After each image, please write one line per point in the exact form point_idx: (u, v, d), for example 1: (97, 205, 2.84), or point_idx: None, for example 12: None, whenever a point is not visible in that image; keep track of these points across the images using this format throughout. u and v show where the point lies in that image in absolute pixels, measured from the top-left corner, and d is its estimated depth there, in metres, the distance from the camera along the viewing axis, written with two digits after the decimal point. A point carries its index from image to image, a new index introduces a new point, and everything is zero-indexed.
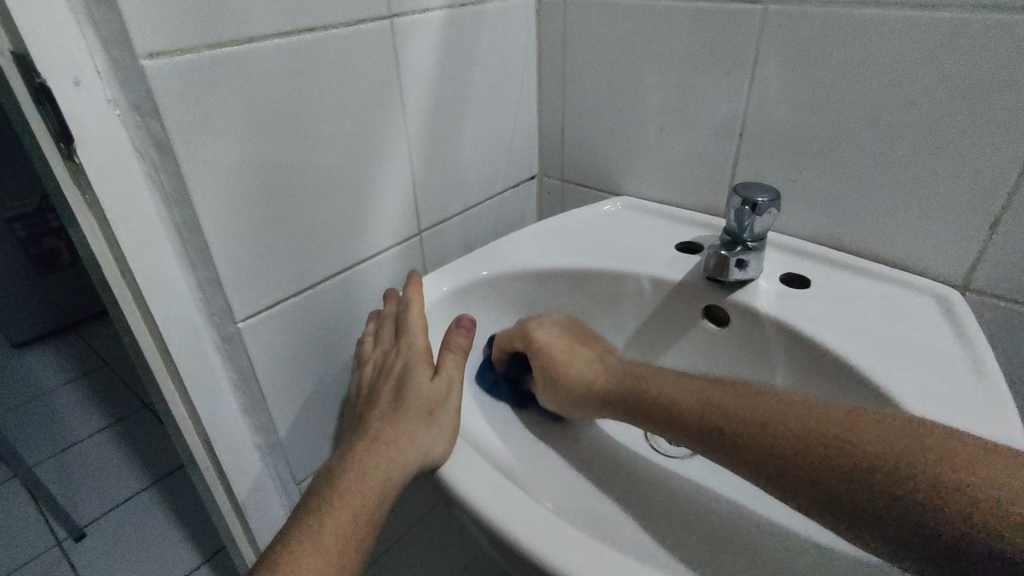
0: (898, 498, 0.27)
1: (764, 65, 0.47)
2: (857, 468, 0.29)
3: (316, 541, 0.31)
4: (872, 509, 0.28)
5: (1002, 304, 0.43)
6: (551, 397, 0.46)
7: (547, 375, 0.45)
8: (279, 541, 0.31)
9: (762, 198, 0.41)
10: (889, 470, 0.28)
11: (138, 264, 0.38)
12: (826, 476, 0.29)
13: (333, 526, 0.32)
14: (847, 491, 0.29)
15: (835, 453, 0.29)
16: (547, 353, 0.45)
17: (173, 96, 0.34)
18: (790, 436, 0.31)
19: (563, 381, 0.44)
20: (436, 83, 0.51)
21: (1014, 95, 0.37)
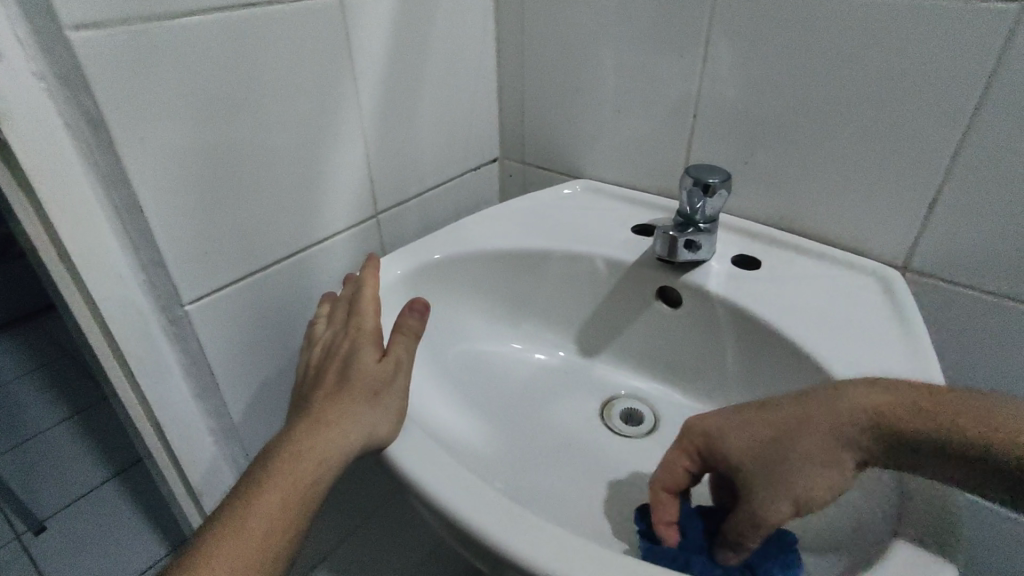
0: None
1: (715, 47, 0.47)
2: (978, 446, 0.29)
3: (247, 519, 0.31)
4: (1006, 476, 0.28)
5: (938, 283, 0.44)
6: (779, 486, 0.30)
7: (769, 456, 0.31)
8: (213, 518, 0.32)
9: (714, 179, 0.42)
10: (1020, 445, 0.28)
11: (76, 246, 0.37)
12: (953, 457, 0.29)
13: (267, 507, 0.32)
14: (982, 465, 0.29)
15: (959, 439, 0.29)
16: (728, 428, 0.33)
17: (104, 73, 0.33)
18: (910, 433, 0.30)
19: (785, 450, 0.31)
20: (390, 64, 0.51)
21: (949, 79, 0.39)
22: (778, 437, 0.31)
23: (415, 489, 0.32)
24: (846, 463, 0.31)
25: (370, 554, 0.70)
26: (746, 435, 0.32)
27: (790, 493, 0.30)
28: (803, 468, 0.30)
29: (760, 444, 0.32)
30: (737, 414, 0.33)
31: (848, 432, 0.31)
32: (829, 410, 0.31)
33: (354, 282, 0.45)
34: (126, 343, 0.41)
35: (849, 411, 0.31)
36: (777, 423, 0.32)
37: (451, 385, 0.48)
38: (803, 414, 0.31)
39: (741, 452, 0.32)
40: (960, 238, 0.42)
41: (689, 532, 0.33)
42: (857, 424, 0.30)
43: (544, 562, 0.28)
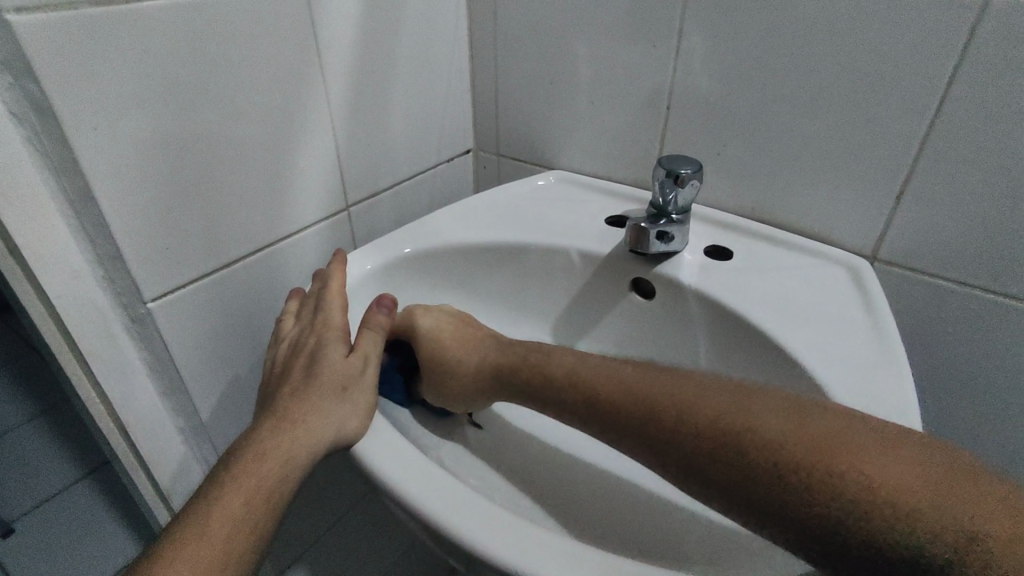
0: (864, 539, 0.25)
1: (688, 37, 0.47)
2: (827, 498, 0.26)
3: (211, 522, 0.30)
4: (837, 544, 0.25)
5: (906, 274, 0.45)
6: (435, 392, 0.43)
7: (430, 367, 0.42)
8: (175, 522, 0.31)
9: (685, 170, 0.42)
10: (862, 515, 0.25)
11: (27, 240, 0.35)
12: (792, 501, 0.26)
13: (232, 506, 0.31)
14: (822, 523, 0.26)
15: (786, 471, 0.27)
16: (430, 341, 0.43)
17: (49, 60, 0.32)
18: (760, 458, 0.28)
19: (450, 373, 0.42)
20: (357, 52, 0.50)
21: (917, 71, 0.39)
22: (441, 359, 0.42)
23: (385, 488, 0.32)
24: (477, 396, 0.42)
25: (347, 550, 0.69)
26: (426, 346, 0.42)
27: (440, 396, 0.43)
28: (447, 386, 0.42)
29: (436, 360, 0.42)
30: (446, 329, 0.43)
31: (488, 373, 0.41)
32: (483, 356, 0.41)
33: (323, 278, 0.45)
34: (84, 342, 0.40)
35: (698, 410, 0.30)
36: (461, 353, 0.42)
37: None
38: (473, 354, 0.42)
39: (424, 357, 0.42)
40: (927, 228, 0.42)
41: (384, 361, 0.45)
42: (489, 371, 0.41)
43: (516, 560, 0.27)
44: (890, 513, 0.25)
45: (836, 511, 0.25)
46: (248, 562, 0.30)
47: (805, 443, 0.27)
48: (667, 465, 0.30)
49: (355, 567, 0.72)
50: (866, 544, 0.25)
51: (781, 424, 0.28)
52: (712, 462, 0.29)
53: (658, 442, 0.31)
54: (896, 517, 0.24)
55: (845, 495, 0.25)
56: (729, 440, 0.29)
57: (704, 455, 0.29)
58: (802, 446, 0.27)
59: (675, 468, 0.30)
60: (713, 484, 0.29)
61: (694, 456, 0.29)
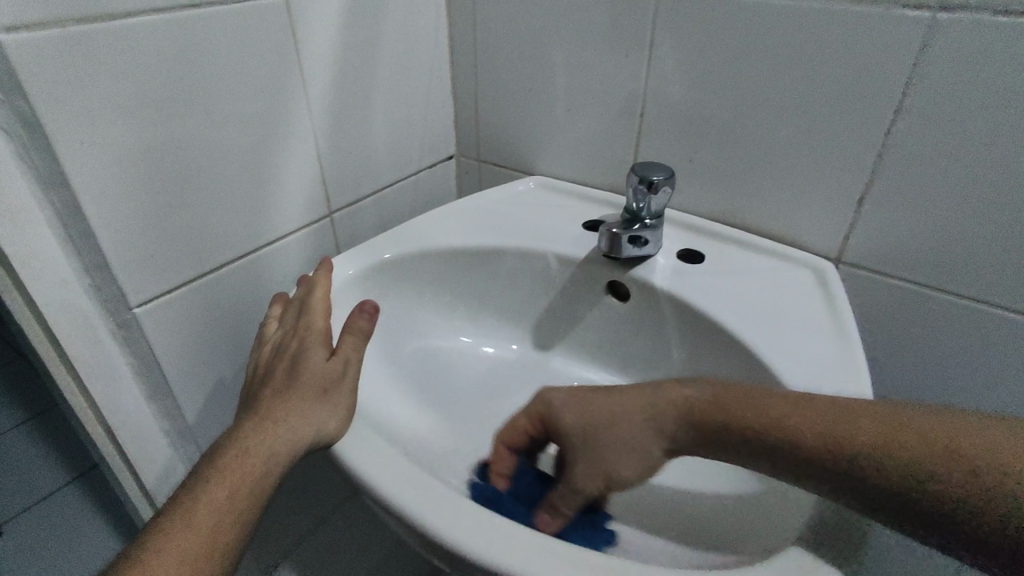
0: (945, 508, 0.27)
1: (659, 47, 0.49)
2: (907, 477, 0.28)
3: (193, 517, 0.31)
4: (965, 532, 0.27)
5: (869, 276, 0.47)
6: (597, 462, 0.36)
7: (585, 429, 0.36)
8: (157, 519, 0.31)
9: (657, 177, 0.43)
10: (940, 487, 0.27)
11: (14, 249, 0.36)
12: (908, 493, 0.28)
13: (213, 502, 0.32)
14: (903, 497, 0.28)
15: (894, 468, 0.28)
16: (571, 404, 0.37)
17: (36, 76, 0.33)
18: (864, 461, 0.29)
19: (610, 432, 0.36)
20: (340, 63, 0.51)
21: (874, 82, 0.41)
22: (596, 417, 0.36)
23: (366, 486, 0.33)
24: (654, 446, 0.35)
25: (333, 550, 0.70)
26: (570, 413, 0.37)
27: (603, 468, 0.36)
28: (614, 447, 0.36)
29: (591, 422, 0.36)
30: (581, 390, 0.38)
31: (665, 417, 0.35)
32: (641, 398, 0.36)
33: (305, 283, 0.46)
34: (71, 348, 0.41)
35: (760, 411, 0.33)
36: (611, 404, 0.36)
37: (405, 382, 0.49)
38: (631, 400, 0.36)
39: (573, 426, 0.37)
40: (886, 232, 0.44)
41: (517, 478, 0.42)
42: (680, 416, 0.35)
43: (488, 550, 0.29)
44: (965, 484, 0.27)
45: (922, 488, 0.28)
46: (229, 556, 0.31)
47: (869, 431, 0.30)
48: (780, 468, 0.32)
49: (342, 566, 0.73)
50: (952, 512, 0.27)
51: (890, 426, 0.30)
52: (823, 468, 0.30)
53: (766, 450, 0.32)
54: (972, 486, 0.27)
55: (925, 472, 0.28)
56: (792, 434, 0.31)
57: (774, 449, 0.32)
58: (869, 434, 0.29)
59: (788, 472, 0.32)
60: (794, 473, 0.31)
61: (767, 450, 0.32)
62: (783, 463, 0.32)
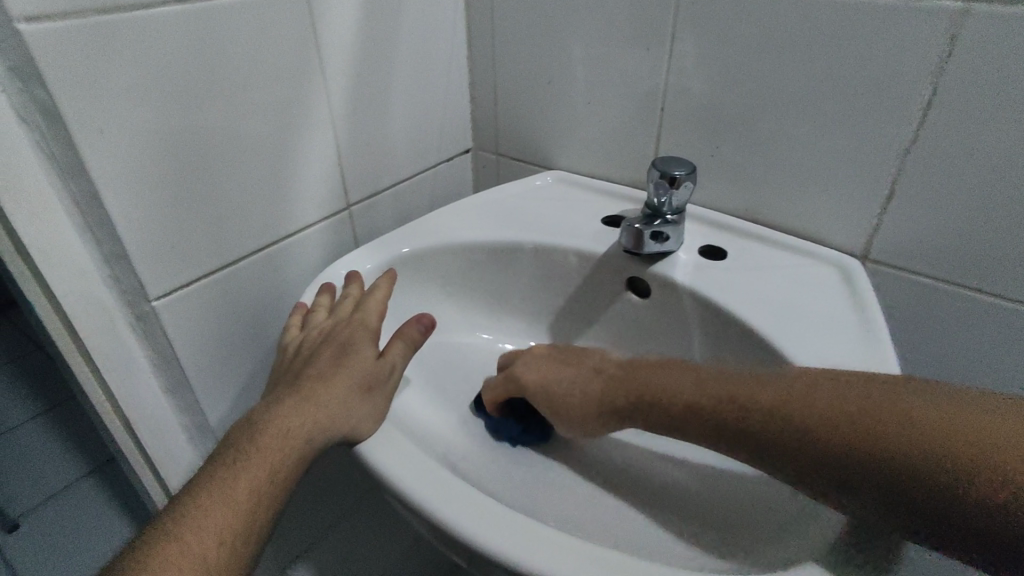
0: (907, 488, 0.28)
1: (681, 40, 0.48)
2: (871, 457, 0.29)
3: (217, 503, 0.30)
4: (913, 511, 0.28)
5: (897, 273, 0.46)
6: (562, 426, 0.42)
7: (547, 405, 0.42)
8: (175, 506, 0.30)
9: (678, 172, 0.43)
10: (904, 467, 0.28)
11: (35, 241, 0.36)
12: (856, 473, 0.29)
13: (248, 479, 0.31)
14: (860, 478, 0.29)
15: (846, 447, 0.29)
16: (544, 387, 0.42)
17: (55, 62, 0.33)
18: (815, 441, 0.30)
19: (569, 408, 0.41)
20: (358, 56, 0.50)
21: (904, 75, 0.40)
22: (554, 395, 0.42)
23: (386, 482, 0.33)
24: (601, 427, 0.40)
25: (350, 546, 0.70)
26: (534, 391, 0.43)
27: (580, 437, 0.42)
28: (570, 421, 0.41)
29: (551, 399, 0.42)
30: (550, 369, 0.43)
31: (608, 409, 0.39)
32: (591, 384, 0.40)
33: (358, 279, 0.45)
34: (91, 340, 0.41)
35: (659, 385, 0.37)
36: (571, 387, 0.41)
37: (422, 377, 0.49)
38: (585, 387, 0.41)
39: (541, 402, 0.42)
40: (915, 228, 0.43)
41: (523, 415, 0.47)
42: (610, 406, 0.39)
43: (514, 550, 0.29)
44: (926, 466, 0.28)
45: (894, 474, 0.28)
46: (247, 548, 0.30)
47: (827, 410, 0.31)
48: (739, 448, 0.33)
49: (358, 562, 0.73)
50: (901, 491, 0.28)
51: (862, 404, 0.30)
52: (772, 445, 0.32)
53: (714, 430, 0.34)
54: (928, 465, 0.28)
55: (889, 452, 0.28)
56: (748, 422, 0.32)
57: (693, 424, 0.35)
58: (827, 415, 0.30)
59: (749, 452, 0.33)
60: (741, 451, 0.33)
61: (662, 426, 0.36)
62: (728, 444, 0.33)
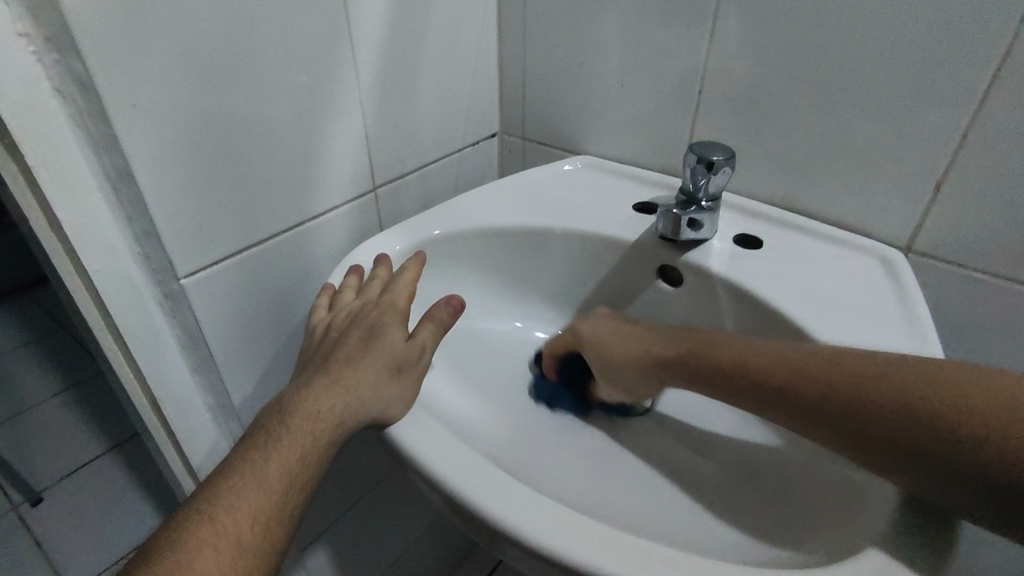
0: (954, 462, 0.26)
1: (723, 21, 0.46)
2: (912, 432, 0.27)
3: (249, 485, 0.30)
4: (930, 470, 0.27)
5: (942, 266, 0.44)
6: (613, 386, 0.43)
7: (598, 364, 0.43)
8: (208, 487, 0.30)
9: (717, 157, 0.41)
10: (952, 444, 0.26)
11: (68, 215, 0.36)
12: (870, 434, 0.29)
13: (279, 462, 0.31)
14: (871, 431, 0.29)
15: (856, 410, 0.29)
16: (594, 345, 0.43)
17: (93, 33, 0.32)
18: (829, 403, 0.30)
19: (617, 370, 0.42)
20: (389, 34, 0.49)
21: (964, 56, 0.38)
22: (603, 356, 0.42)
23: (418, 467, 0.32)
24: (647, 387, 0.41)
25: (368, 529, 0.70)
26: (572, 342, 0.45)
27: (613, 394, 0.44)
28: (620, 382, 0.42)
29: (602, 359, 0.42)
30: (598, 332, 0.43)
31: (655, 373, 0.39)
32: (633, 350, 0.40)
33: (386, 260, 0.44)
34: (121, 317, 0.41)
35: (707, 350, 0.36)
36: (616, 351, 0.41)
37: (450, 363, 0.48)
38: (631, 351, 0.40)
39: (592, 359, 0.43)
40: (963, 220, 0.42)
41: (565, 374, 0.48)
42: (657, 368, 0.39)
43: (550, 538, 0.28)
44: (970, 441, 0.26)
45: (904, 435, 0.28)
46: (280, 529, 0.30)
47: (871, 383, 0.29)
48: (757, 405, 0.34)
49: (375, 547, 0.73)
50: (914, 452, 0.28)
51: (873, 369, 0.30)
52: (787, 403, 0.32)
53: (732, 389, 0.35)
54: (936, 426, 0.27)
55: (931, 429, 0.27)
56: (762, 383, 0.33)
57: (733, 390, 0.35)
58: (870, 387, 0.29)
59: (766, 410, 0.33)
60: (779, 417, 0.33)
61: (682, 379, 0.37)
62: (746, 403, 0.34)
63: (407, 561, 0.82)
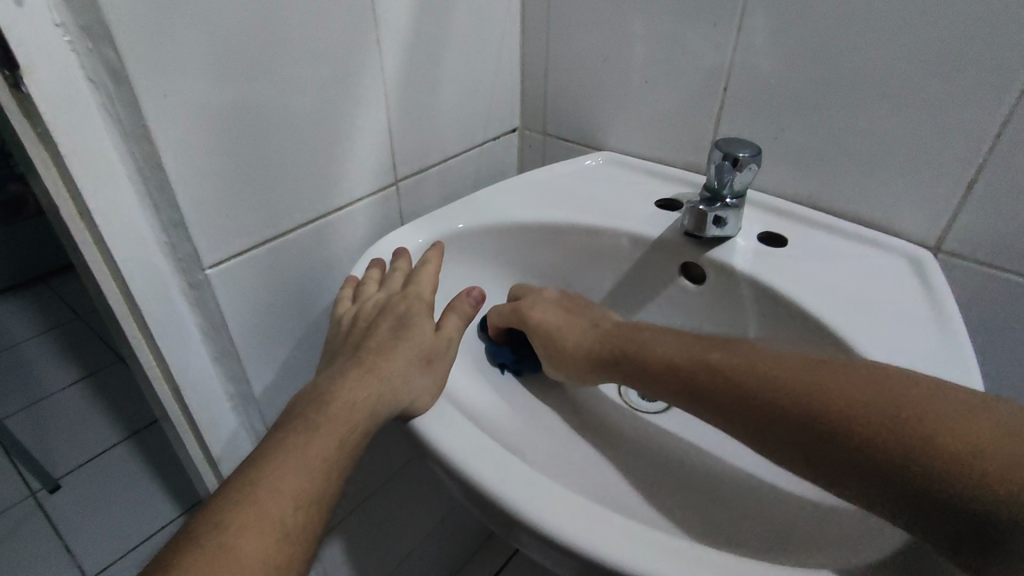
0: (892, 471, 0.27)
1: (752, 15, 0.45)
2: (821, 423, 0.29)
3: (293, 470, 0.30)
4: (869, 478, 0.27)
5: (972, 267, 0.43)
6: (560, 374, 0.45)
7: (549, 352, 0.44)
8: (249, 471, 0.30)
9: (744, 153, 0.41)
10: (851, 432, 0.28)
11: (97, 203, 0.36)
12: (822, 437, 0.29)
13: (321, 448, 0.31)
14: (818, 435, 0.29)
15: (810, 411, 0.30)
16: (546, 332, 0.44)
17: (126, 22, 0.32)
18: (784, 402, 0.31)
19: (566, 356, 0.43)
20: (413, 26, 0.49)
21: (1002, 53, 0.37)
22: (556, 343, 0.44)
23: (443, 461, 0.32)
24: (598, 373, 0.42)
25: (385, 520, 0.71)
26: (539, 331, 0.45)
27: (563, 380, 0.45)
28: (567, 365, 0.43)
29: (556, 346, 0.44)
30: (551, 320, 0.45)
31: (605, 362, 0.41)
32: (590, 337, 0.42)
33: (406, 253, 0.44)
34: (146, 305, 0.41)
35: (650, 341, 0.39)
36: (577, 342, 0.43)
37: (472, 358, 0.48)
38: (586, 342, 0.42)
39: (542, 342, 0.45)
40: (996, 222, 0.41)
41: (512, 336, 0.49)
42: (610, 356, 0.40)
43: (578, 533, 0.28)
44: (915, 451, 0.26)
45: (848, 440, 0.28)
46: (321, 513, 0.30)
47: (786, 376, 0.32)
48: (710, 402, 0.34)
49: (390, 540, 0.74)
50: (854, 456, 0.28)
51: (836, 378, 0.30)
52: (742, 401, 0.32)
53: (696, 387, 0.35)
54: (885, 436, 0.27)
55: (840, 419, 0.29)
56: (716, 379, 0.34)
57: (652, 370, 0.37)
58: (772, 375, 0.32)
59: (719, 405, 0.34)
60: (729, 416, 0.33)
61: (692, 396, 0.35)
62: (705, 404, 0.34)
63: (422, 551, 0.82)
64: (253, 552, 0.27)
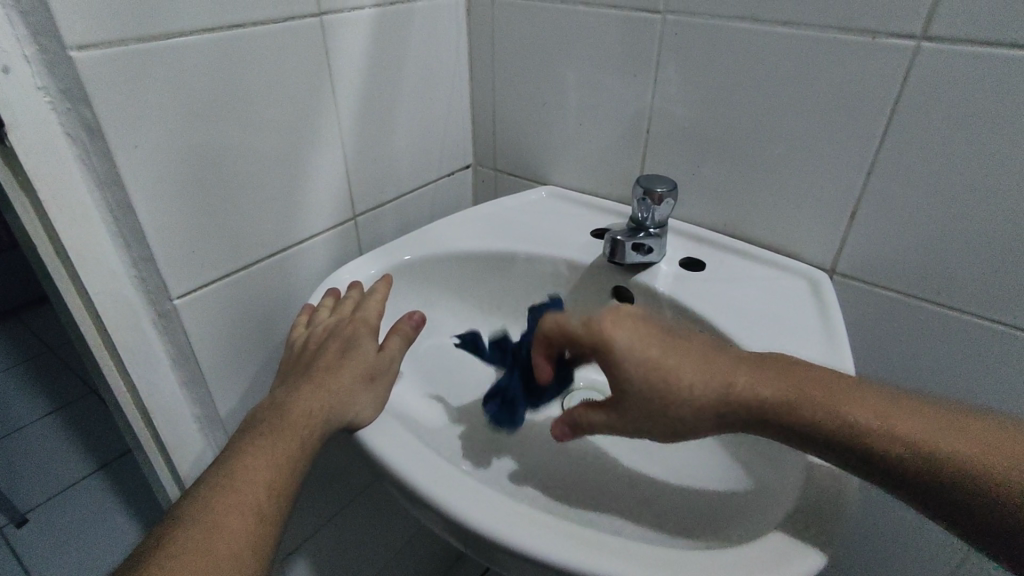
0: (977, 504, 0.31)
1: (664, 69, 0.52)
2: (924, 465, 0.31)
3: (254, 471, 0.34)
4: (957, 509, 0.31)
5: (860, 287, 0.49)
6: (646, 425, 0.34)
7: (655, 390, 0.33)
8: (216, 474, 0.34)
9: (661, 189, 0.46)
10: (945, 472, 0.31)
11: (73, 243, 0.40)
12: (928, 479, 0.31)
13: (279, 453, 0.35)
14: (925, 479, 0.31)
15: (918, 456, 0.31)
16: (647, 370, 0.34)
17: (101, 85, 0.37)
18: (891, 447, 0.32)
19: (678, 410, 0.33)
20: (367, 77, 0.55)
21: (866, 103, 0.43)
22: (665, 384, 0.33)
23: (386, 468, 0.36)
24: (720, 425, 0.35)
25: (351, 538, 0.73)
26: (639, 357, 0.34)
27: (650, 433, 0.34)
28: (679, 415, 0.34)
29: (661, 392, 0.33)
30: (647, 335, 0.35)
31: (735, 408, 0.34)
32: (708, 387, 0.34)
33: (359, 284, 0.49)
34: (117, 335, 0.44)
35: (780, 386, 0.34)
36: (693, 389, 0.33)
37: (421, 378, 0.52)
38: (711, 386, 0.34)
39: (641, 382, 0.33)
40: (874, 247, 0.47)
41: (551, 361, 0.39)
42: (745, 403, 0.34)
43: (498, 526, 0.32)
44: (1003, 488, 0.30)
45: (949, 482, 0.31)
46: (283, 507, 0.35)
47: (893, 418, 0.32)
48: (821, 446, 0.33)
49: (356, 559, 0.76)
50: (952, 494, 0.31)
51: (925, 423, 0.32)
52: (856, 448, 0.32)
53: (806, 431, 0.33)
54: (974, 474, 0.31)
55: (939, 460, 0.31)
56: (830, 427, 0.33)
57: (776, 424, 0.34)
58: (888, 423, 0.32)
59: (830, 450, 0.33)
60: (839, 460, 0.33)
61: (817, 446, 0.33)
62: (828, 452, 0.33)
63: (387, 571, 0.84)
64: (223, 540, 0.32)
